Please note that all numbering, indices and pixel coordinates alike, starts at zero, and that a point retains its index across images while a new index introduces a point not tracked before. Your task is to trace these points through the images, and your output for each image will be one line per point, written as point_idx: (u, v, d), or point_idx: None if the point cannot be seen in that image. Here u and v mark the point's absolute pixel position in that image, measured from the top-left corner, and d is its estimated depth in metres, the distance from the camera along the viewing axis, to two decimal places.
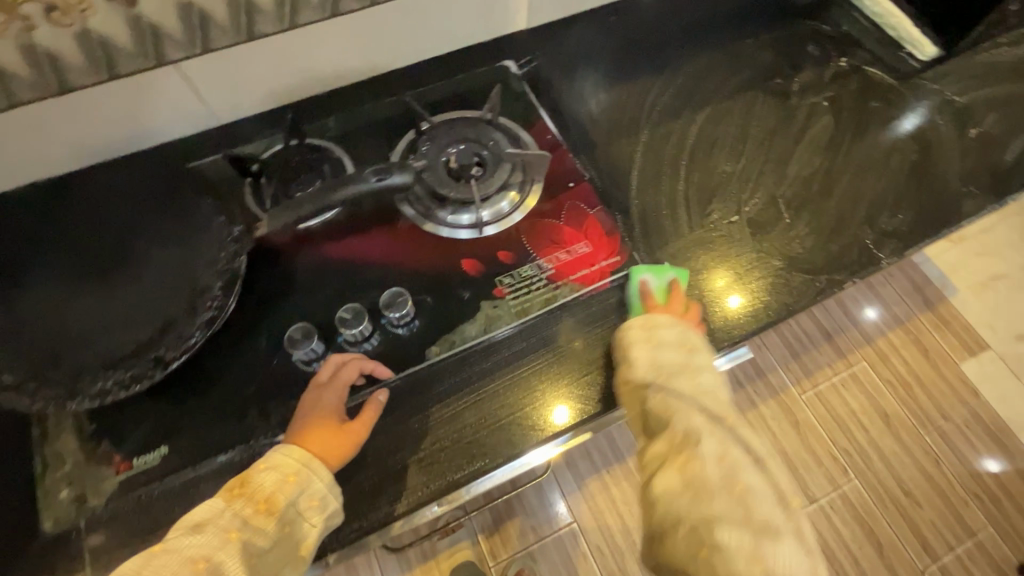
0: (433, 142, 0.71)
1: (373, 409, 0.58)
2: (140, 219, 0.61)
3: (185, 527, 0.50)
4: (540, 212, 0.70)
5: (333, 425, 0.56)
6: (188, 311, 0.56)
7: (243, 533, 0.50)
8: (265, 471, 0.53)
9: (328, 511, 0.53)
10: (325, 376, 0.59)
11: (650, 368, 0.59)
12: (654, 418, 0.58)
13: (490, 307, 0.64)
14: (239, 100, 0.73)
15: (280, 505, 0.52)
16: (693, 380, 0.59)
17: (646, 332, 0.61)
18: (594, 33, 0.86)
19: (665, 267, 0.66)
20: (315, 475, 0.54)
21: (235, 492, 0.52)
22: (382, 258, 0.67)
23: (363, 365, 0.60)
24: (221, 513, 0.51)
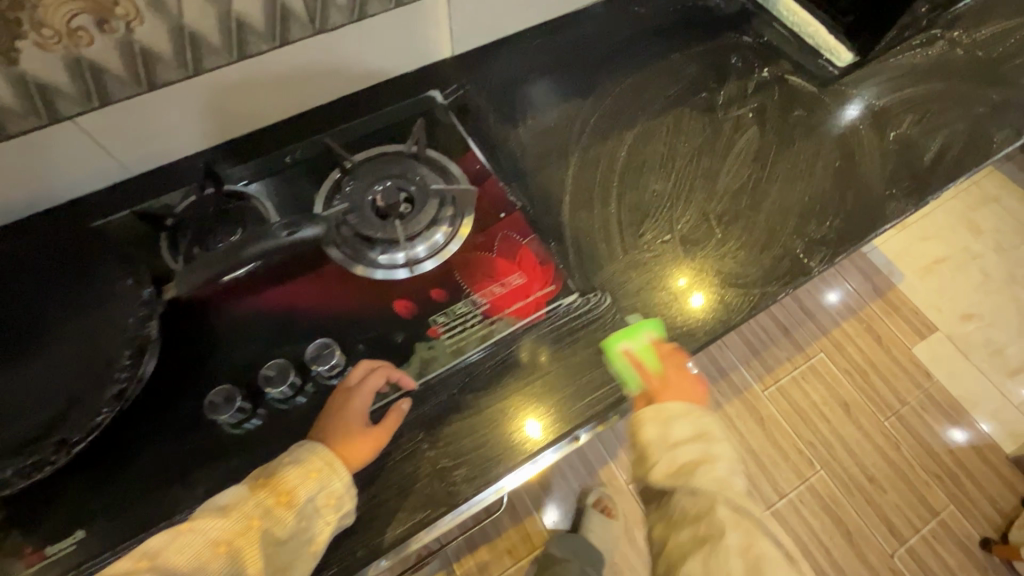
0: (358, 181, 0.69)
1: (397, 416, 0.58)
2: (41, 287, 0.57)
3: (212, 508, 0.50)
4: (471, 245, 0.69)
5: (356, 430, 0.56)
6: (94, 387, 0.52)
7: (264, 522, 0.50)
8: (290, 465, 0.53)
9: (343, 511, 0.53)
10: (355, 378, 0.58)
11: (669, 468, 0.58)
12: (676, 511, 0.58)
13: (425, 348, 0.62)
14: (153, 147, 0.70)
15: (300, 499, 0.52)
16: (717, 482, 0.57)
17: (658, 426, 0.59)
18: (520, 59, 0.86)
19: (636, 328, 0.66)
20: (336, 476, 0.53)
21: (260, 482, 0.52)
22: (310, 306, 0.64)
23: (392, 374, 0.59)
24: (248, 499, 0.51)
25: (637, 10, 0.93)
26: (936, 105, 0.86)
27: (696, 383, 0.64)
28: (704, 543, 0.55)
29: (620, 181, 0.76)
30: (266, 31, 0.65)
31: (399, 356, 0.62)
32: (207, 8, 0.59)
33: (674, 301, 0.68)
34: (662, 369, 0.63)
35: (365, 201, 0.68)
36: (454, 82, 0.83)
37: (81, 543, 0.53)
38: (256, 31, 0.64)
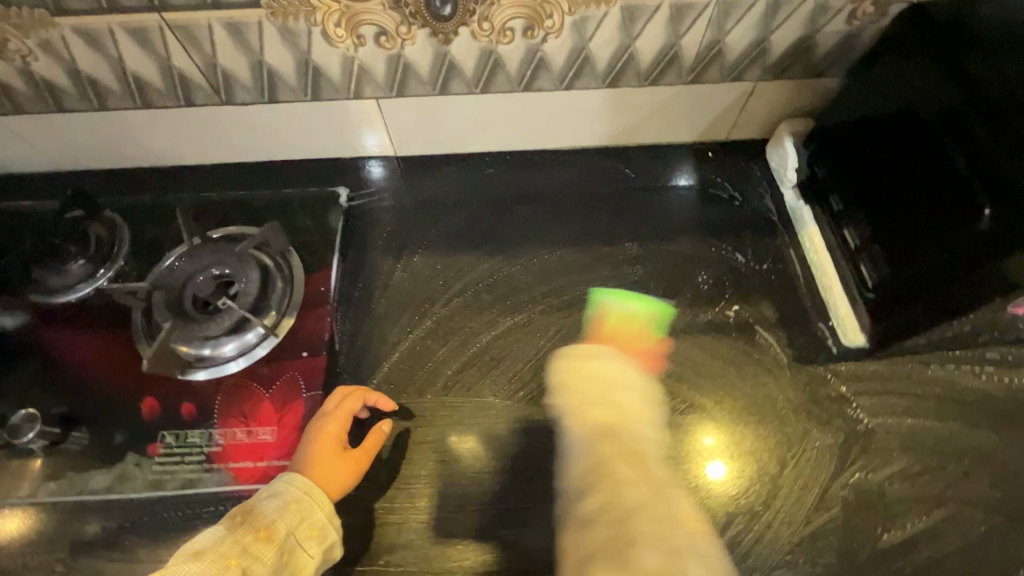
0: (191, 260, 0.66)
1: (373, 439, 0.57)
2: None
3: (184, 555, 0.47)
4: (254, 374, 0.62)
5: (336, 454, 0.55)
6: None
7: (243, 561, 0.46)
8: (268, 499, 0.51)
9: (328, 542, 0.50)
10: (326, 405, 0.58)
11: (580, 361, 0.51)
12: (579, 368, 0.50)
13: (133, 464, 0.58)
14: (69, 157, 0.73)
15: (280, 533, 0.49)
16: (637, 395, 0.48)
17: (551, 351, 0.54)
18: (460, 181, 0.76)
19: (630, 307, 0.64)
20: (316, 506, 0.51)
21: (238, 519, 0.49)
22: (80, 364, 0.63)
23: (367, 397, 0.59)
24: (222, 540, 0.47)
25: (624, 172, 0.76)
26: (957, 463, 0.57)
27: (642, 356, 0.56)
28: (607, 416, 0.44)
29: (454, 373, 0.63)
30: (168, 91, 0.64)
31: (107, 460, 0.58)
32: (101, 61, 0.60)
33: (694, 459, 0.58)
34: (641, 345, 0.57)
35: (186, 282, 0.65)
36: (373, 184, 0.76)
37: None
38: (156, 89, 0.64)
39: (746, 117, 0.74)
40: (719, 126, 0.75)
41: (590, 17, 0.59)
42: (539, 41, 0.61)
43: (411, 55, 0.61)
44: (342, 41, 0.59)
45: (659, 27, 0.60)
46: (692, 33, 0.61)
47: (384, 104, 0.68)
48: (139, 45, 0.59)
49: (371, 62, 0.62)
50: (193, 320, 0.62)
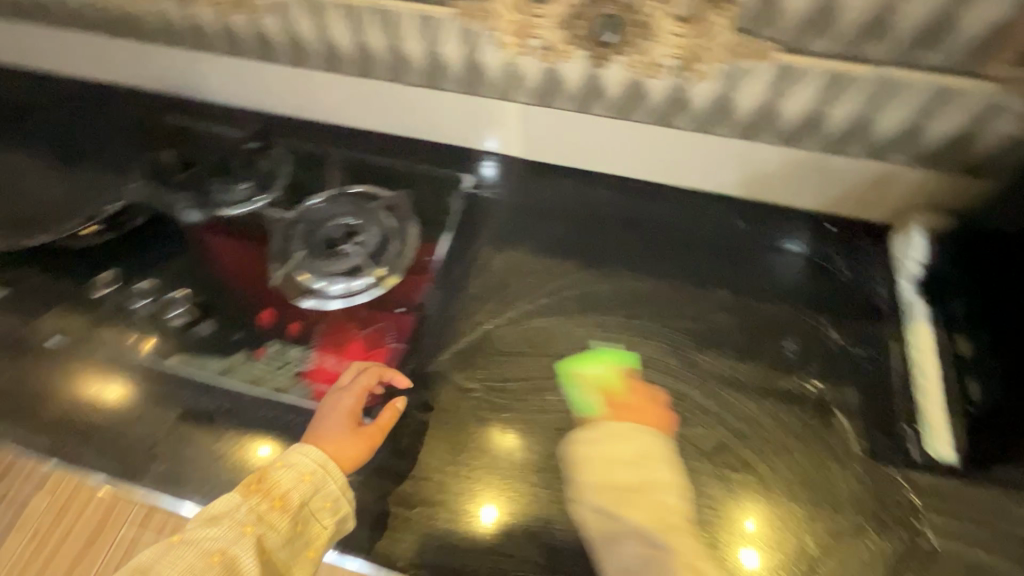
0: (331, 205, 0.77)
1: (388, 414, 0.61)
2: (121, 144, 0.83)
3: (204, 517, 0.52)
4: (354, 315, 0.70)
5: (348, 428, 0.60)
6: (83, 215, 0.76)
7: (257, 528, 0.51)
8: (282, 469, 0.55)
9: (341, 514, 0.55)
10: (346, 380, 0.64)
11: (595, 440, 0.59)
12: (591, 451, 0.58)
13: (242, 359, 0.68)
14: (253, 97, 0.84)
15: (294, 502, 0.54)
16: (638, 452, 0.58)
17: (590, 445, 0.59)
18: (574, 192, 0.80)
19: (590, 358, 0.67)
20: (330, 479, 0.56)
21: (253, 487, 0.53)
22: (223, 266, 0.74)
23: (383, 374, 0.64)
24: (240, 506, 0.52)
25: (735, 223, 0.76)
26: None
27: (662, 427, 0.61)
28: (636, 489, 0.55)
29: (520, 366, 0.67)
30: (354, 61, 0.75)
31: (224, 351, 0.68)
32: (313, 26, 0.72)
33: (732, 527, 0.58)
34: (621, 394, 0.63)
35: (323, 223, 0.75)
36: (495, 177, 0.81)
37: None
38: (346, 57, 0.75)
39: (877, 199, 0.71)
40: (846, 203, 0.73)
41: (743, 70, 0.61)
42: (686, 82, 0.64)
43: (566, 71, 0.67)
44: (510, 48, 0.66)
45: (809, 93, 0.61)
46: (841, 105, 0.62)
47: (528, 110, 0.75)
48: (346, 19, 0.69)
49: (527, 71, 0.69)
50: (322, 255, 0.73)
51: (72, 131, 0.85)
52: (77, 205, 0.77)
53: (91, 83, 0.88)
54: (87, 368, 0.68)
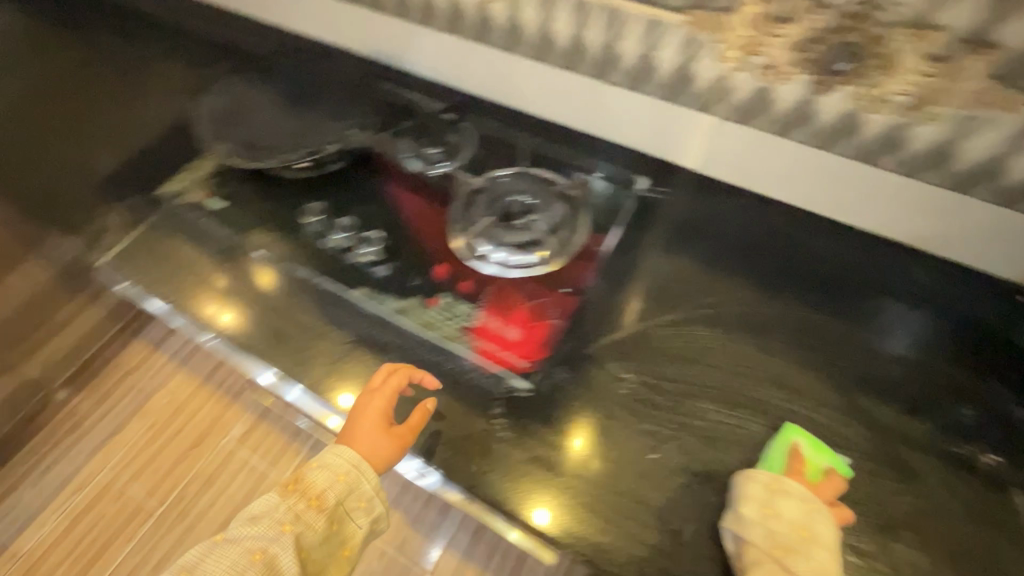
0: (513, 182, 0.82)
1: (417, 416, 0.63)
2: (334, 93, 0.91)
3: (245, 516, 0.58)
4: (521, 285, 0.74)
5: (379, 427, 0.63)
6: (292, 145, 0.83)
7: (295, 526, 0.56)
8: (318, 470, 0.59)
9: (373, 513, 0.60)
10: (377, 381, 0.66)
11: (766, 480, 0.58)
12: (755, 488, 0.58)
13: (415, 304, 0.73)
14: (457, 75, 0.92)
15: (329, 502, 0.58)
16: (807, 506, 0.56)
17: (763, 487, 0.58)
18: (746, 216, 0.81)
19: (825, 450, 0.62)
20: (363, 479, 0.60)
21: (291, 488, 0.58)
22: (409, 218, 0.81)
23: (412, 374, 0.66)
24: (279, 506, 0.57)
25: (915, 275, 0.74)
26: None
27: (845, 511, 0.58)
28: (800, 541, 0.55)
29: (676, 368, 0.68)
30: (565, 53, 0.79)
31: (401, 293, 0.74)
32: (537, 17, 0.77)
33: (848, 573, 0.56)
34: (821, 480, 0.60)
35: (504, 197, 0.80)
36: (669, 185, 0.84)
37: (215, 217, 0.82)
38: (558, 49, 0.79)
39: None
40: None
41: (982, 118, 0.59)
42: (911, 122, 0.63)
43: (780, 92, 0.68)
44: (730, 62, 0.68)
45: None
46: None
47: (723, 124, 0.76)
48: (573, 14, 0.74)
49: (738, 87, 0.70)
50: (500, 226, 0.77)
51: (292, 74, 0.94)
52: (286, 134, 0.84)
53: (318, 43, 0.99)
54: (210, 296, 0.78)
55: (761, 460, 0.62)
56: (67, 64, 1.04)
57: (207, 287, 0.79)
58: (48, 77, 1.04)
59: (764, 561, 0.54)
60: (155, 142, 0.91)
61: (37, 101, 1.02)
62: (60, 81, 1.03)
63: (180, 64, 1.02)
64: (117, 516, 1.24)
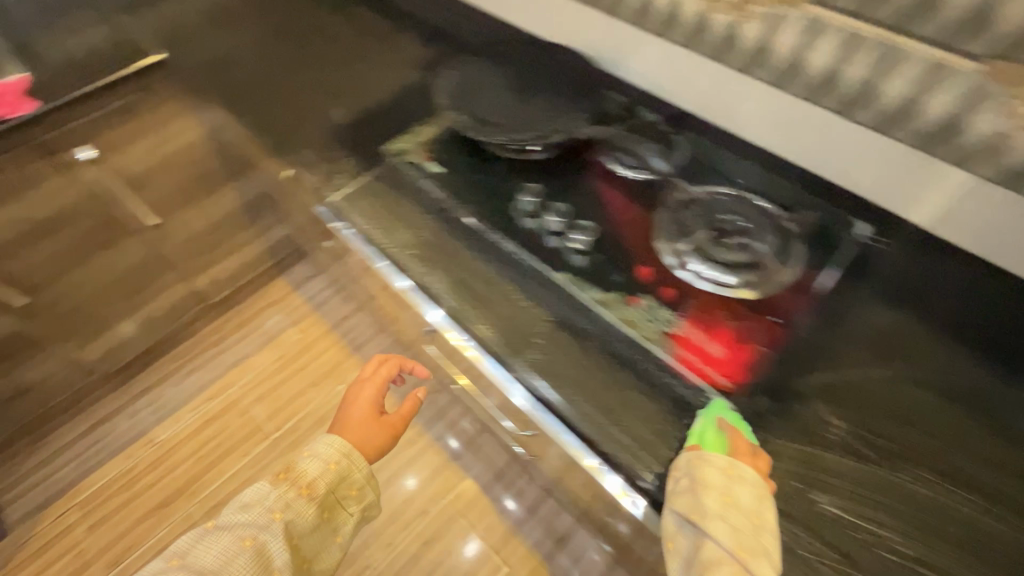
0: (728, 202, 0.81)
1: (410, 403, 0.93)
2: (557, 86, 0.95)
3: (238, 505, 0.76)
4: (727, 305, 0.72)
5: (361, 419, 0.89)
6: (517, 126, 0.88)
7: (282, 516, 0.75)
8: (311, 461, 0.80)
9: (361, 500, 0.83)
10: (366, 375, 0.96)
11: (724, 466, 0.59)
12: (714, 474, 0.58)
13: (615, 300, 0.73)
14: (677, 88, 0.91)
15: (317, 488, 0.78)
16: (756, 494, 0.58)
17: (723, 472, 0.58)
18: (978, 286, 0.75)
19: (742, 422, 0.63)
20: (354, 468, 0.83)
21: (283, 478, 0.78)
22: (615, 216, 0.82)
23: (398, 363, 0.98)
24: (272, 494, 0.76)
25: None
26: None
27: (772, 482, 0.61)
28: (753, 527, 0.56)
29: (890, 426, 0.64)
30: (813, 83, 0.73)
31: (602, 285, 0.74)
32: (791, 44, 0.71)
33: None
34: (754, 455, 0.61)
35: (718, 214, 0.79)
36: (893, 236, 0.79)
37: (432, 178, 0.87)
38: (804, 79, 0.74)
39: None
40: None
41: None
42: None
43: None
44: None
45: None
46: None
47: (982, 186, 0.68)
48: (837, 47, 0.68)
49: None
50: (711, 241, 0.76)
51: (520, 62, 1.00)
52: (511, 115, 0.89)
53: (544, 37, 1.03)
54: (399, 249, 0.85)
55: (696, 444, 0.62)
56: (319, 24, 1.18)
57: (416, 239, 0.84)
58: (302, 32, 1.17)
59: (727, 557, 0.54)
60: (388, 105, 1.00)
61: (288, 51, 1.15)
62: (312, 38, 1.16)
63: (413, 40, 1.11)
64: (240, 430, 1.55)
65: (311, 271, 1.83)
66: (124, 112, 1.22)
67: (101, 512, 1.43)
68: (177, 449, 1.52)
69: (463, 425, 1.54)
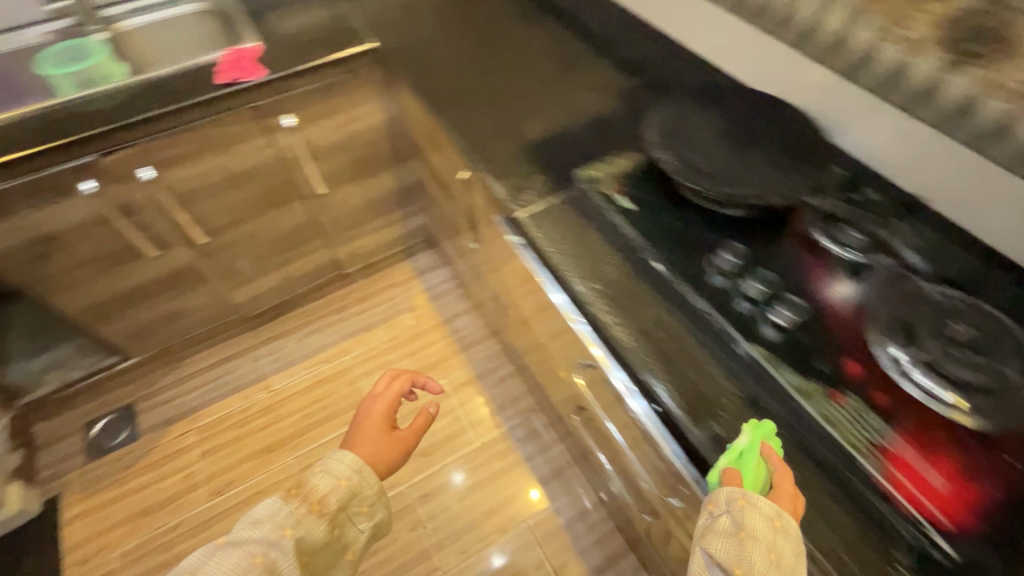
0: (960, 307, 0.71)
1: (422, 418, 0.85)
2: (772, 145, 0.90)
3: (246, 521, 0.69)
4: (953, 428, 0.62)
5: (376, 433, 0.83)
6: (725, 179, 0.83)
7: (293, 531, 0.69)
8: (321, 477, 0.74)
9: (371, 518, 0.77)
10: (379, 390, 0.89)
11: (771, 516, 0.55)
12: (759, 523, 0.55)
13: (816, 391, 0.67)
14: (909, 169, 0.83)
15: (329, 506, 0.72)
16: (797, 550, 0.55)
17: (768, 523, 0.55)
18: None
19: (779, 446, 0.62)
20: (366, 484, 0.77)
21: (293, 493, 0.72)
22: (821, 296, 0.75)
23: (412, 378, 0.90)
24: (282, 510, 0.70)
25: None
26: None
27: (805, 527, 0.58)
28: None
29: None
30: None
31: (801, 370, 0.68)
32: None
33: None
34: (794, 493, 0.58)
35: (947, 319, 0.70)
36: None
37: (622, 214, 0.85)
38: None
39: None
40: None
41: None
42: None
43: None
44: None
45: None
46: None
47: None
48: None
49: None
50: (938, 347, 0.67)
51: (734, 112, 0.95)
52: (720, 166, 0.85)
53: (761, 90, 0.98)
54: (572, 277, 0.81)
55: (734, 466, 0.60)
56: (524, 48, 1.23)
57: (595, 270, 0.81)
58: (507, 51, 1.22)
59: None
60: (584, 132, 1.00)
61: (490, 64, 1.20)
62: (516, 57, 1.20)
63: (613, 74, 1.12)
64: (347, 399, 1.61)
65: (435, 263, 1.89)
66: (334, 88, 1.30)
67: (215, 442, 1.55)
68: (286, 402, 1.62)
69: (555, 453, 1.51)
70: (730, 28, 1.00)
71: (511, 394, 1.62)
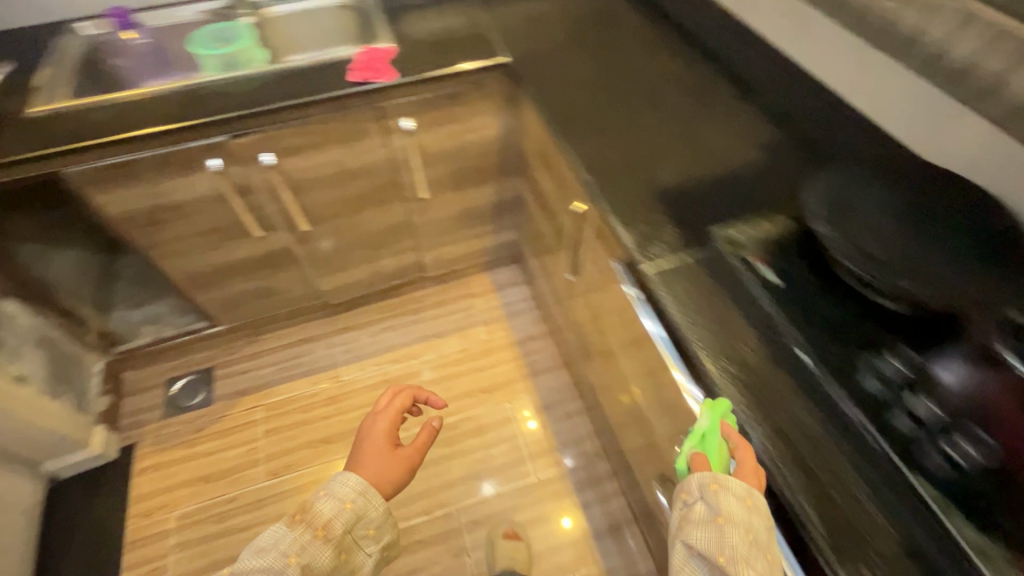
0: None
1: (426, 435, 0.83)
2: (959, 233, 0.77)
3: (251, 550, 0.67)
4: None
5: (379, 451, 0.81)
6: (900, 268, 0.71)
7: (298, 560, 0.65)
8: (325, 499, 0.72)
9: (378, 542, 0.74)
10: (380, 408, 0.86)
11: (742, 496, 0.60)
12: (731, 504, 0.60)
13: (996, 555, 0.54)
14: None
15: (334, 531, 0.69)
16: (767, 523, 0.60)
17: (739, 503, 0.60)
18: None
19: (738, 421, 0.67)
20: (371, 505, 0.74)
21: (297, 518, 0.69)
22: None
23: (414, 393, 0.88)
24: (288, 536, 0.67)
25: None
26: None
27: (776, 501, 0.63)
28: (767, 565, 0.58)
29: None
30: None
31: (977, 523, 0.56)
32: None
33: None
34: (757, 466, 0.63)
35: None
36: None
37: (766, 287, 0.77)
38: None
39: None
40: None
41: None
42: None
43: None
44: None
45: None
46: None
47: None
48: None
49: None
50: None
51: (913, 188, 0.83)
52: (896, 250, 0.73)
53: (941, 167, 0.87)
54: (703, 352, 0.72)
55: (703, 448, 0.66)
56: (663, 81, 1.14)
57: (728, 347, 0.73)
58: (643, 81, 1.15)
59: None
60: (727, 183, 0.91)
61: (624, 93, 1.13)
62: (651, 89, 1.13)
63: (762, 124, 1.02)
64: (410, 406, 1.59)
65: (515, 280, 1.85)
66: (456, 97, 1.27)
67: (279, 423, 1.57)
68: (352, 396, 1.62)
69: (614, 506, 1.42)
70: (920, 96, 0.87)
71: (575, 433, 1.54)
